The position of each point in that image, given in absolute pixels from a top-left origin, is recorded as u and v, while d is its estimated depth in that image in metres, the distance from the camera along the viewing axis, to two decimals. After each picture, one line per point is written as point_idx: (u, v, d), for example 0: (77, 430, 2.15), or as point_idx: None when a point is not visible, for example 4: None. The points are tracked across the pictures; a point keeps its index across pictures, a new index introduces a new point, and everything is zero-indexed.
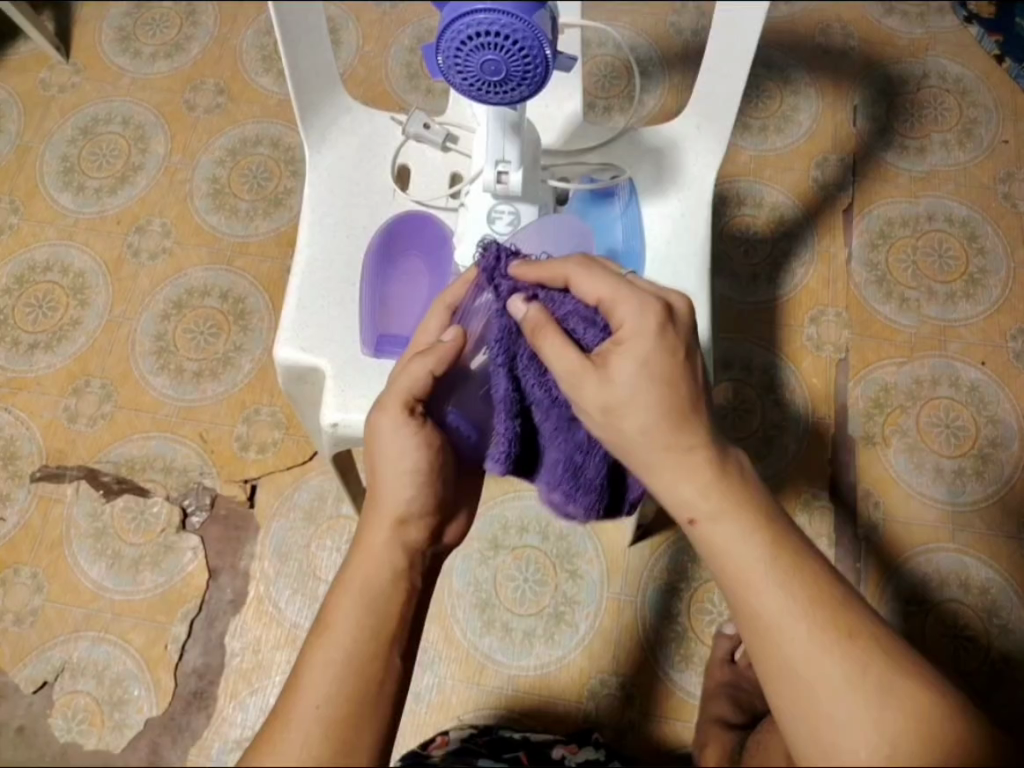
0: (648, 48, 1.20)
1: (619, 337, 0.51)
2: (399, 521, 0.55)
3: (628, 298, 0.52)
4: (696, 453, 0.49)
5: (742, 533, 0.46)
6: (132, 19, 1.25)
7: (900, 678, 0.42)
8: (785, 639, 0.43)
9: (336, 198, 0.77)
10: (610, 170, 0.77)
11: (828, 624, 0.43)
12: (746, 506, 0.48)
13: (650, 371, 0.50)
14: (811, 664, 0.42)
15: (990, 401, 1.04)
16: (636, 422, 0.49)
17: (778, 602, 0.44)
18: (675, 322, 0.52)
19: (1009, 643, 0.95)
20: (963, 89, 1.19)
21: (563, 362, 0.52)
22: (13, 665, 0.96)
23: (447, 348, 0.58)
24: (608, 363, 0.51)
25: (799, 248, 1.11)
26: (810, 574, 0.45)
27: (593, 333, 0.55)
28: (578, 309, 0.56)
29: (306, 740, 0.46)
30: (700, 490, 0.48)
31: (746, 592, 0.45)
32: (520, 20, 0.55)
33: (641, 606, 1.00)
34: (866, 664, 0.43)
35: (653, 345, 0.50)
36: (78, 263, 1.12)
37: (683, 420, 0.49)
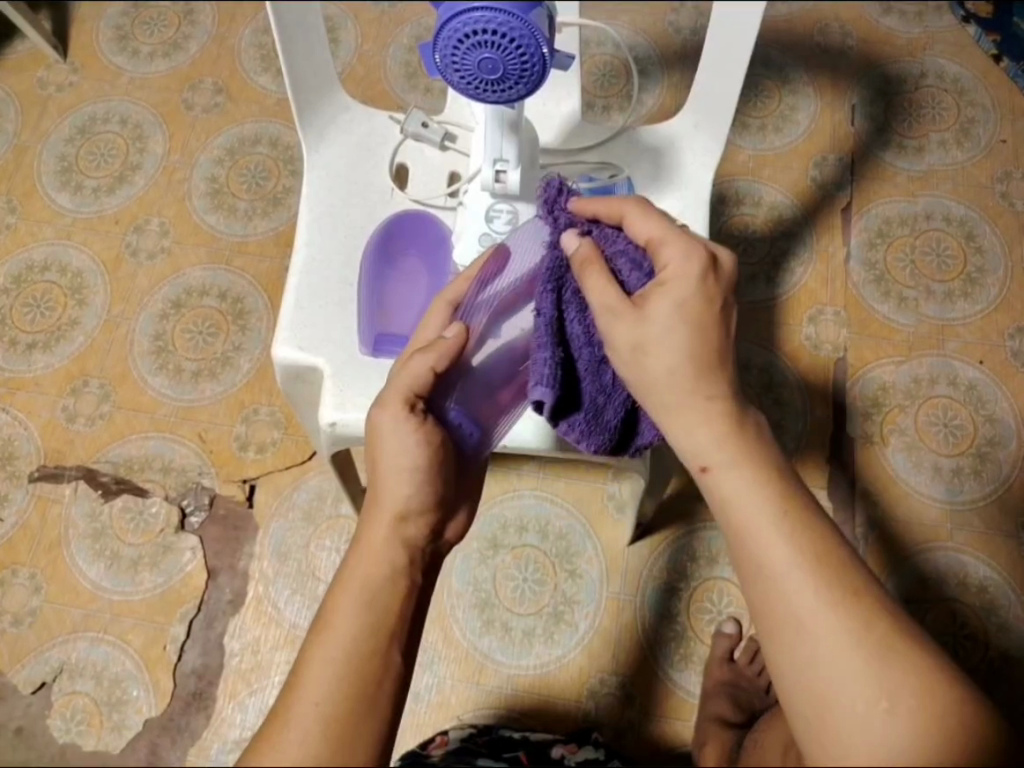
0: (646, 47, 1.20)
1: (661, 278, 0.52)
2: (400, 518, 0.55)
3: (675, 240, 0.52)
4: (716, 403, 0.50)
5: (752, 487, 0.48)
6: (129, 19, 1.24)
7: (902, 645, 0.43)
8: (790, 593, 0.44)
9: (334, 198, 0.77)
10: (608, 169, 0.77)
11: (833, 583, 0.44)
12: (758, 460, 0.49)
13: (685, 312, 0.51)
14: (815, 619, 0.43)
15: (988, 400, 1.05)
16: (663, 360, 0.50)
17: (786, 555, 0.45)
18: (718, 271, 0.52)
19: (1007, 642, 0.95)
20: (961, 88, 1.19)
21: (604, 298, 0.53)
22: (12, 666, 0.95)
23: (451, 342, 0.59)
24: (646, 302, 0.51)
25: (797, 246, 1.12)
26: (818, 533, 0.46)
27: (638, 276, 0.55)
28: (629, 248, 0.56)
29: (307, 739, 0.46)
30: (715, 438, 0.49)
31: (751, 544, 0.46)
32: (516, 18, 0.55)
33: (641, 606, 1.00)
34: (867, 620, 0.43)
35: (694, 290, 0.51)
36: (76, 262, 1.12)
37: (710, 367, 0.50)
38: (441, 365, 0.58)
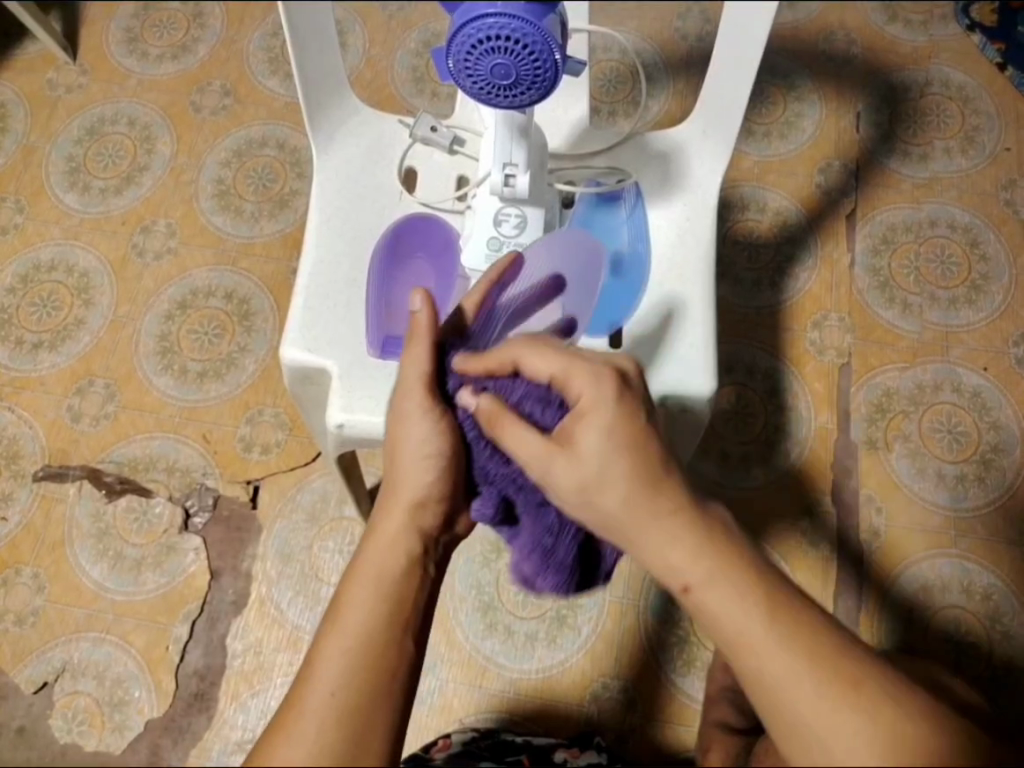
0: (653, 53, 1.21)
1: (578, 408, 0.50)
2: (417, 506, 0.56)
3: (581, 367, 0.51)
4: (676, 516, 0.47)
5: (737, 597, 0.45)
6: (139, 21, 1.25)
7: (916, 729, 0.42)
8: (795, 705, 0.43)
9: (343, 200, 0.77)
10: (617, 173, 0.78)
11: (835, 685, 0.43)
12: (735, 565, 0.46)
13: (616, 438, 0.48)
14: (826, 731, 0.42)
15: (992, 407, 1.05)
16: (613, 497, 0.48)
17: (785, 667, 0.44)
18: (630, 385, 0.51)
19: (1010, 650, 0.95)
20: (965, 96, 1.20)
21: (527, 449, 0.51)
22: (13, 666, 0.95)
23: (421, 316, 0.57)
24: (573, 438, 0.50)
25: (801, 253, 1.12)
26: (808, 631, 0.44)
27: (551, 412, 0.55)
28: (532, 390, 0.55)
29: (322, 728, 0.46)
30: (687, 555, 0.47)
31: (750, 658, 0.45)
32: (530, 23, 0.55)
33: (644, 610, 1.00)
34: (877, 715, 0.42)
35: (614, 412, 0.49)
36: (82, 263, 1.12)
37: (656, 484, 0.48)
38: (433, 337, 0.57)
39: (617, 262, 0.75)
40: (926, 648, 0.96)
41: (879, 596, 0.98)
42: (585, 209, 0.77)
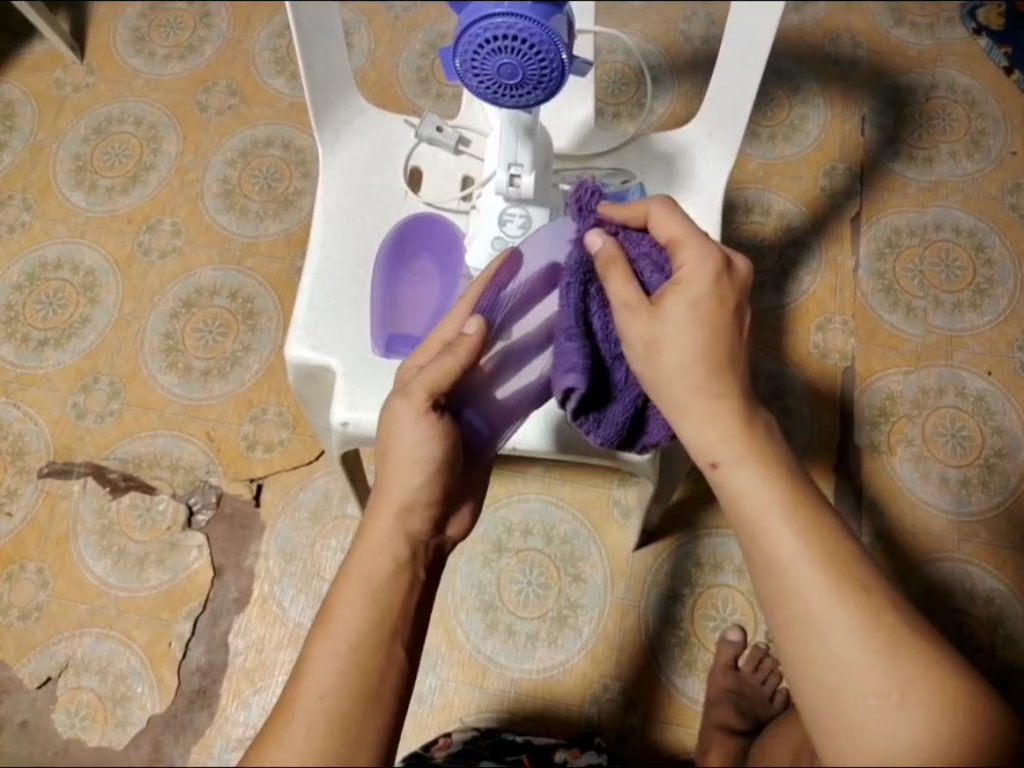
0: (658, 55, 1.21)
1: (677, 277, 0.53)
2: (405, 509, 0.56)
3: (689, 243, 0.53)
4: (724, 403, 0.50)
5: (762, 478, 0.47)
6: (146, 21, 1.25)
7: (912, 637, 0.43)
8: (803, 584, 0.44)
9: (348, 199, 0.78)
10: (621, 175, 0.78)
11: (842, 573, 0.44)
12: (768, 455, 0.49)
13: (699, 312, 0.51)
14: (824, 614, 0.43)
15: (996, 412, 1.05)
16: (674, 357, 0.51)
17: (792, 548, 0.45)
18: (732, 273, 0.53)
19: (1014, 655, 0.95)
20: (971, 100, 1.19)
21: (622, 294, 0.54)
22: (17, 660, 0.96)
23: (470, 340, 0.58)
24: (662, 301, 0.52)
25: (806, 255, 1.12)
26: (822, 523, 0.46)
27: (659, 278, 0.56)
28: (651, 251, 0.56)
29: (312, 732, 0.46)
30: (723, 434, 0.49)
31: (762, 538, 0.46)
32: (537, 24, 0.55)
33: (644, 611, 1.00)
34: (877, 613, 0.43)
35: (708, 288, 0.52)
36: (88, 261, 1.12)
37: (723, 368, 0.50)
38: (468, 366, 0.58)
39: None
40: None
41: None
42: None
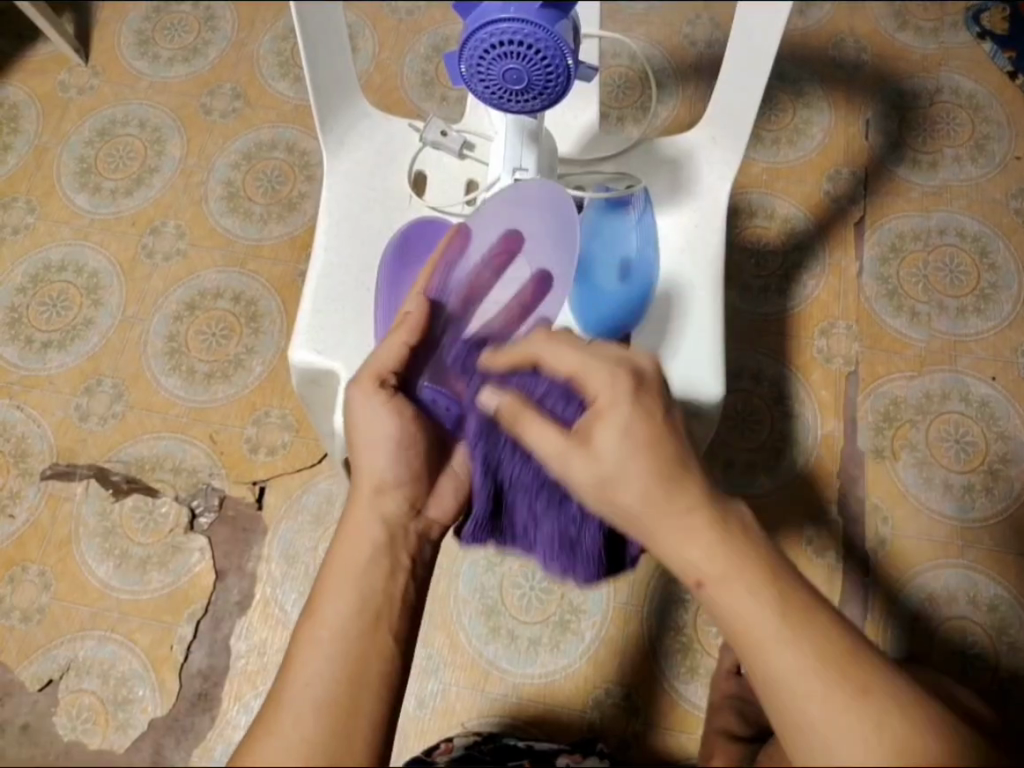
0: (662, 59, 1.21)
1: (596, 407, 0.52)
2: (377, 489, 0.59)
3: (597, 370, 0.53)
4: (695, 514, 0.48)
5: (749, 595, 0.46)
6: (151, 24, 1.26)
7: (918, 738, 0.43)
8: (804, 704, 0.44)
9: (352, 202, 0.78)
10: (625, 179, 0.77)
11: (844, 686, 0.43)
12: (750, 562, 0.47)
13: (633, 439, 0.50)
14: (830, 731, 0.43)
15: (1000, 417, 1.04)
16: (629, 494, 0.49)
17: (792, 663, 0.44)
18: (646, 388, 0.52)
19: (1017, 663, 0.94)
20: (976, 104, 1.19)
21: (548, 442, 0.53)
22: (18, 663, 0.96)
23: (411, 317, 0.63)
24: (591, 437, 0.51)
25: (810, 260, 1.12)
26: (818, 631, 0.45)
27: (570, 408, 0.57)
28: (555, 386, 0.58)
29: (300, 718, 0.48)
30: (702, 550, 0.47)
31: (759, 653, 0.45)
32: (542, 29, 0.55)
33: (646, 617, 0.99)
34: (883, 725, 0.43)
35: (631, 413, 0.51)
36: (92, 263, 1.13)
37: (674, 480, 0.49)
38: (411, 339, 0.62)
39: (625, 269, 0.74)
40: (931, 660, 0.95)
41: (885, 606, 0.97)
42: (595, 215, 0.75)
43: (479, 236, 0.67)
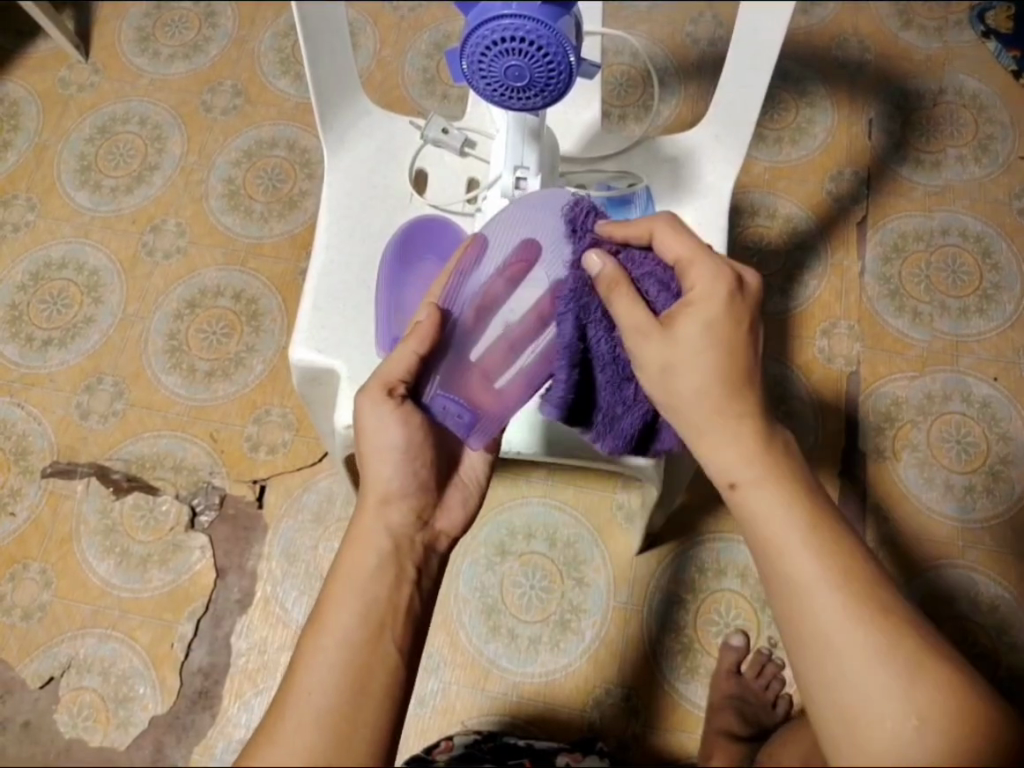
0: (664, 57, 1.20)
1: (688, 298, 0.55)
2: (383, 501, 0.59)
3: (700, 265, 0.55)
4: (743, 422, 0.54)
5: (779, 502, 0.51)
6: (151, 21, 1.25)
7: (927, 652, 0.46)
8: (820, 605, 0.47)
9: (353, 200, 0.77)
10: (627, 178, 0.78)
11: (860, 594, 0.47)
12: (786, 478, 0.52)
13: (713, 335, 0.54)
14: (842, 633, 0.46)
15: (1002, 418, 1.04)
16: (691, 382, 0.53)
17: (814, 569, 0.48)
18: (744, 295, 0.55)
19: (1018, 663, 0.94)
20: (979, 104, 1.19)
21: (631, 319, 0.55)
22: (20, 661, 0.96)
23: (426, 324, 0.61)
24: (675, 322, 0.54)
25: (812, 260, 1.11)
26: (839, 546, 0.49)
27: (665, 297, 0.57)
28: (657, 270, 0.58)
29: (302, 727, 0.48)
30: (741, 457, 0.53)
31: (779, 560, 0.50)
32: (544, 26, 0.55)
33: (646, 617, 0.99)
34: (895, 636, 0.46)
35: (720, 310, 0.54)
36: (92, 261, 1.12)
37: (735, 392, 0.54)
38: (423, 344, 0.60)
39: None
40: None
41: None
42: (596, 212, 0.76)
43: (497, 243, 0.63)
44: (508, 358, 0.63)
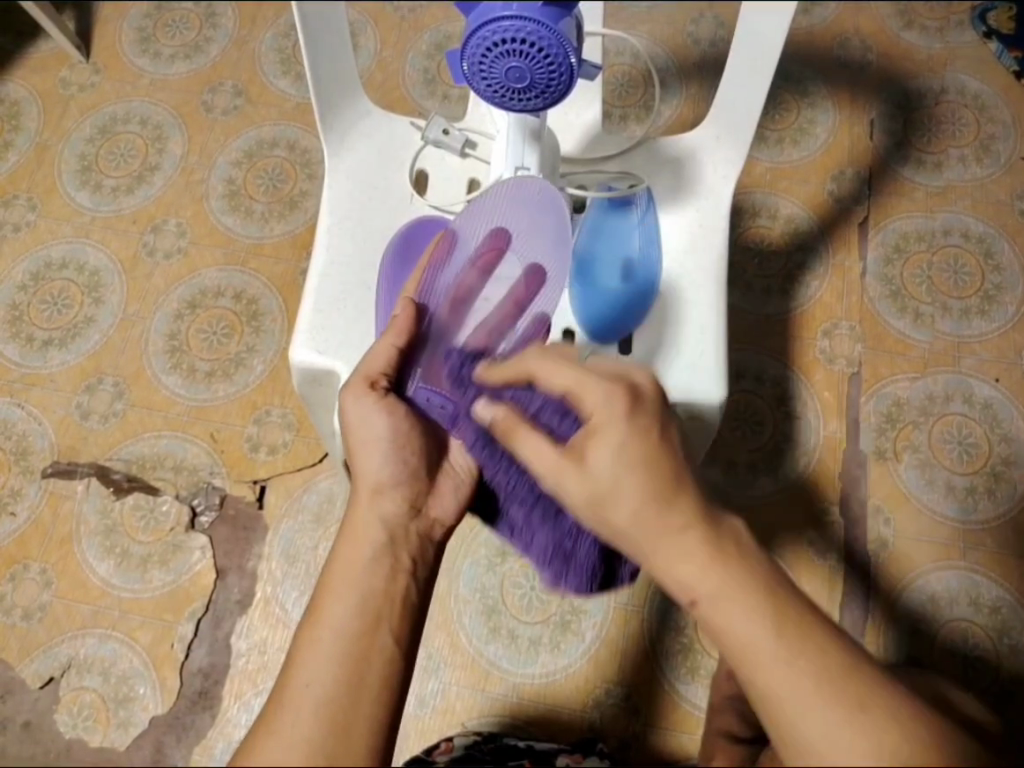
0: (665, 57, 1.20)
1: (590, 423, 0.52)
2: (376, 492, 0.59)
3: (593, 384, 0.53)
4: (688, 532, 0.47)
5: (745, 612, 0.44)
6: (152, 21, 1.25)
7: (927, 760, 0.41)
8: (803, 721, 0.42)
9: (353, 201, 0.77)
10: (628, 179, 0.77)
11: (845, 701, 0.42)
12: (746, 579, 0.45)
13: (628, 455, 0.49)
14: (829, 747, 0.41)
15: (1003, 420, 1.04)
16: (625, 508, 0.48)
17: (791, 684, 0.42)
18: (642, 405, 0.51)
19: (1019, 665, 0.94)
20: (981, 104, 1.19)
21: (546, 459, 0.53)
22: (20, 661, 0.96)
23: (401, 318, 0.63)
24: (585, 454, 0.51)
25: (813, 261, 1.11)
26: (815, 647, 0.43)
27: (567, 423, 0.59)
28: (550, 402, 0.59)
29: (300, 720, 0.47)
30: (699, 568, 0.46)
31: (757, 671, 0.44)
32: (545, 28, 0.55)
33: (646, 618, 0.99)
34: (887, 745, 0.41)
35: (625, 430, 0.50)
36: (92, 261, 1.12)
37: (670, 497, 0.48)
38: (402, 337, 0.62)
39: (627, 268, 0.74)
40: (933, 661, 0.95)
41: (887, 606, 0.97)
42: (597, 213, 0.76)
43: (466, 237, 0.67)
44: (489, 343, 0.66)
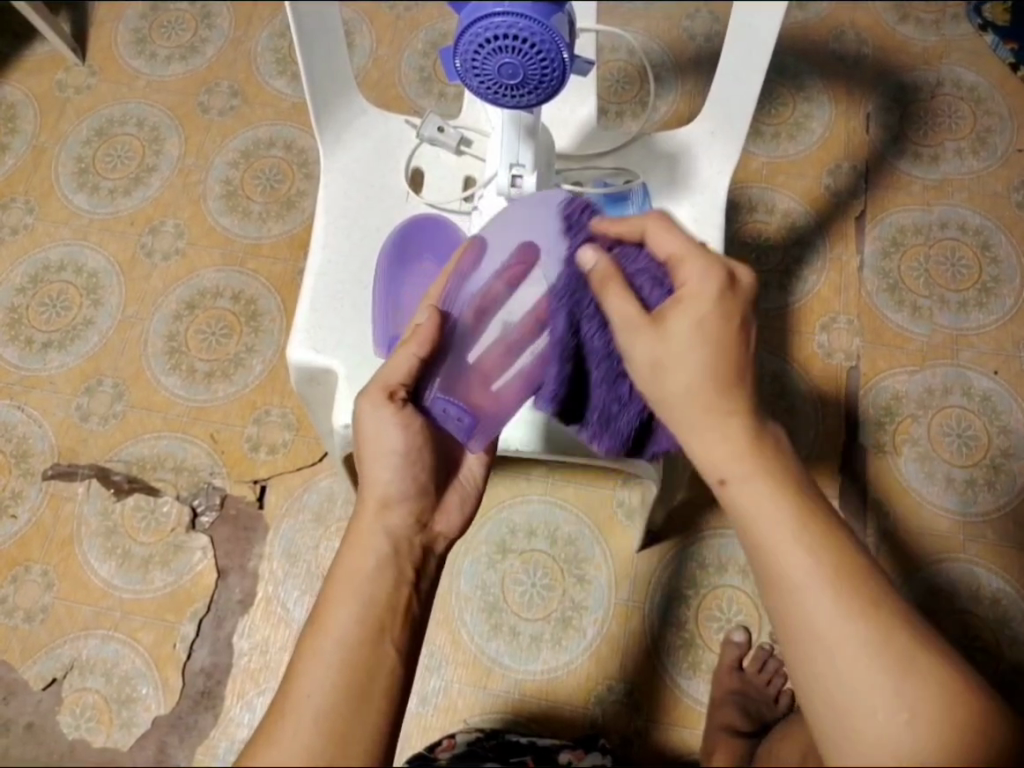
0: (661, 53, 1.20)
1: (679, 294, 0.52)
2: (383, 505, 0.59)
3: (693, 259, 0.53)
4: (734, 418, 0.51)
5: (771, 497, 0.49)
6: (148, 22, 1.25)
7: (920, 655, 0.46)
8: (812, 609, 0.47)
9: (349, 200, 0.77)
10: (624, 175, 0.77)
11: (852, 594, 0.47)
12: (778, 473, 0.50)
13: (705, 330, 0.51)
14: (830, 629, 0.46)
15: (1002, 411, 1.04)
16: (679, 381, 0.51)
17: (804, 568, 0.48)
18: (737, 289, 0.52)
19: (1021, 656, 0.94)
20: (977, 97, 1.19)
21: (623, 311, 0.54)
22: (23, 662, 0.96)
23: (426, 327, 0.61)
24: (665, 319, 0.52)
25: (810, 255, 1.11)
26: (828, 542, 0.48)
27: (658, 293, 0.57)
28: (649, 268, 0.57)
29: (300, 728, 0.48)
30: (734, 454, 0.50)
31: (773, 558, 0.49)
32: (537, 23, 0.55)
33: (647, 614, 0.99)
34: (888, 633, 0.46)
35: (711, 309, 0.51)
36: (91, 263, 1.13)
37: (730, 386, 0.51)
38: (422, 348, 0.61)
39: None
40: None
41: None
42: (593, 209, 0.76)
43: (494, 245, 0.64)
44: (507, 359, 0.64)
